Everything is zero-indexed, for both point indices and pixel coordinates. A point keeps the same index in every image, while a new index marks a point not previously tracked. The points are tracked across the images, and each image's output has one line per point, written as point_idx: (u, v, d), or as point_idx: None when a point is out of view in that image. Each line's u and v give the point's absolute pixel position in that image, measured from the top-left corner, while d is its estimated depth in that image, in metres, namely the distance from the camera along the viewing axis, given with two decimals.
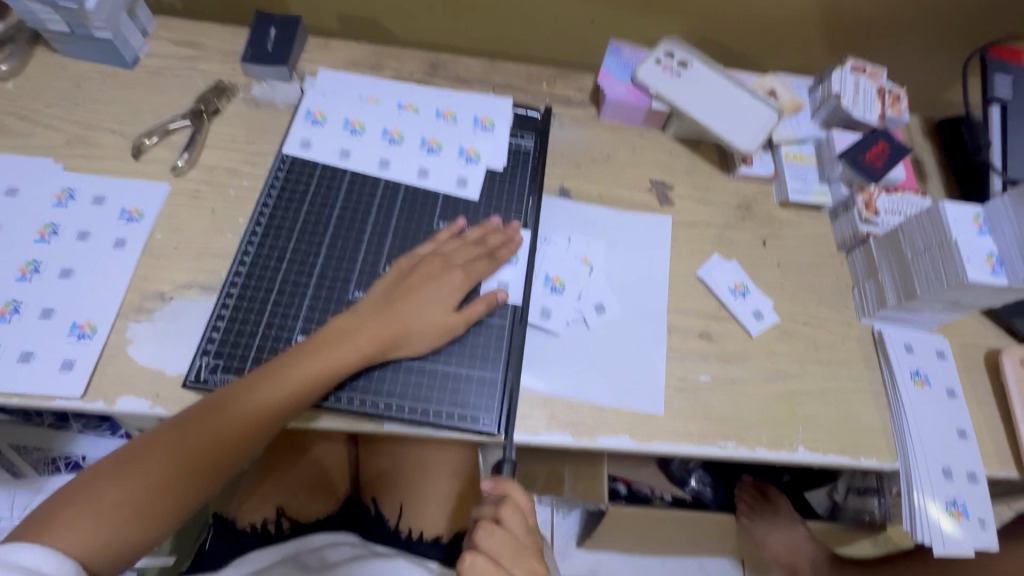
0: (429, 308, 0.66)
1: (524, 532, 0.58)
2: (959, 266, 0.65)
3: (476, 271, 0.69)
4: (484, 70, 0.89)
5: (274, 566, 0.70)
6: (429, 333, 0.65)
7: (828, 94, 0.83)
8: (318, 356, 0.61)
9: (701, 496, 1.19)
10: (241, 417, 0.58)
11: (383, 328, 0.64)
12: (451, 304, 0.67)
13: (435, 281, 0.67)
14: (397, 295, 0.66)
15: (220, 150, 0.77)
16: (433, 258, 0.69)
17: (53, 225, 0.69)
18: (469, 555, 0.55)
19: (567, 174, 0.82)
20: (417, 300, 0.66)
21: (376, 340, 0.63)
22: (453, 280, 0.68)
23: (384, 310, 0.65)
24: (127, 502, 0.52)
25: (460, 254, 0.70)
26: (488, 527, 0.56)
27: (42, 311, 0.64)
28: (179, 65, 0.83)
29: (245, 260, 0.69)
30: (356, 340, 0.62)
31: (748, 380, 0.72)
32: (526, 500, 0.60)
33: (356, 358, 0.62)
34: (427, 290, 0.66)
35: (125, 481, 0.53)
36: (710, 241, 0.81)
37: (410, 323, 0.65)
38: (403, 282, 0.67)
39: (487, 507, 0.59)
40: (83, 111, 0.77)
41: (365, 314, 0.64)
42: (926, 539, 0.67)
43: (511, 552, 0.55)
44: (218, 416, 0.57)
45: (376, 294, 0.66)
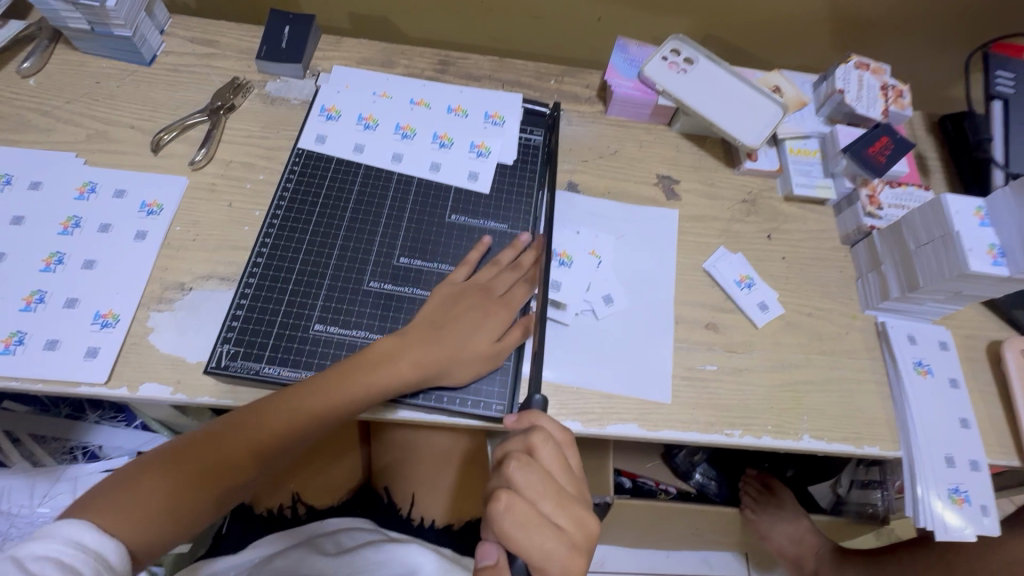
0: (475, 335, 0.66)
1: (560, 466, 0.53)
2: (962, 257, 0.66)
3: (516, 297, 0.70)
4: (493, 67, 0.91)
5: (291, 548, 0.72)
6: (475, 358, 0.65)
7: (832, 90, 0.84)
8: (367, 371, 0.61)
9: (706, 489, 1.20)
10: (284, 421, 0.58)
11: (431, 355, 0.63)
12: (495, 334, 0.67)
13: (480, 311, 0.67)
14: (444, 323, 0.66)
15: (237, 145, 0.79)
16: (476, 290, 0.69)
17: (75, 218, 0.71)
18: (504, 496, 0.49)
19: (575, 169, 0.84)
20: (464, 328, 0.66)
21: (420, 364, 0.63)
22: (497, 313, 0.68)
23: (433, 336, 0.65)
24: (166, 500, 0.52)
25: (500, 281, 0.71)
26: (524, 461, 0.51)
27: (67, 301, 0.66)
28: (196, 62, 0.84)
29: (263, 251, 0.71)
30: (400, 365, 0.62)
31: (754, 370, 0.74)
32: (560, 432, 0.57)
33: (402, 378, 0.62)
34: (471, 319, 0.67)
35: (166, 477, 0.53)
36: (716, 235, 0.82)
37: (458, 349, 0.65)
38: (446, 309, 0.67)
39: (517, 442, 0.54)
40: (103, 107, 0.79)
41: (412, 341, 0.64)
42: (929, 524, 0.69)
43: (549, 490, 0.51)
44: (261, 426, 0.57)
45: (420, 322, 0.66)
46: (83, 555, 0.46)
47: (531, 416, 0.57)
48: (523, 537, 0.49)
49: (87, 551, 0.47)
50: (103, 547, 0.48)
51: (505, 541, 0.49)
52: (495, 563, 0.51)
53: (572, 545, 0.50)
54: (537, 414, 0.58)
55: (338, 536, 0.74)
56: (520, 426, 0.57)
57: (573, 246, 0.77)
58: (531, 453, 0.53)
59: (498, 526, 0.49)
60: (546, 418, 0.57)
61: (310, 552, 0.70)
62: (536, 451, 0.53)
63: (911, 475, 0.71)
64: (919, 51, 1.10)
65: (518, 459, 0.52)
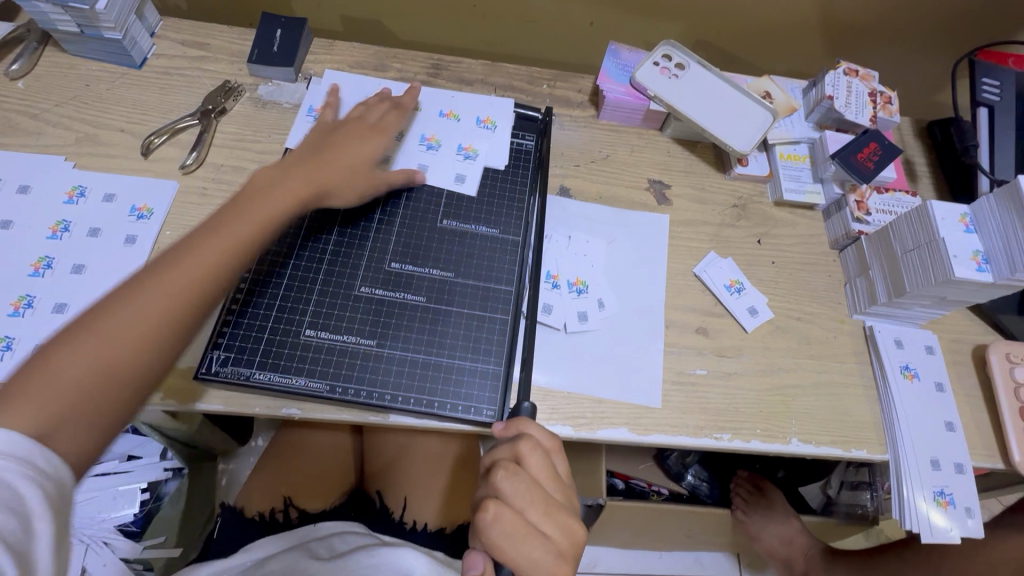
0: (355, 151, 0.72)
1: (547, 475, 0.54)
2: (947, 263, 0.67)
3: (387, 121, 0.77)
4: (486, 71, 0.91)
5: (282, 553, 0.71)
6: (358, 169, 0.72)
7: (821, 96, 0.85)
8: (259, 203, 0.63)
9: (697, 491, 1.22)
10: (197, 270, 0.55)
11: (314, 174, 0.68)
12: (372, 155, 0.73)
13: (356, 137, 0.74)
14: (320, 147, 0.71)
15: (228, 149, 0.79)
16: (354, 122, 0.75)
17: (65, 222, 0.71)
18: (492, 506, 0.50)
19: (567, 174, 0.84)
20: (342, 150, 0.71)
21: (307, 182, 0.67)
22: (373, 137, 0.74)
23: (312, 160, 0.69)
24: (88, 372, 0.47)
25: (371, 115, 0.77)
26: (511, 471, 0.52)
27: (56, 305, 0.66)
28: (187, 66, 0.84)
29: (253, 256, 0.71)
30: (288, 187, 0.66)
31: (743, 374, 0.74)
32: (548, 438, 0.56)
33: (293, 200, 0.65)
34: (348, 142, 0.73)
35: (80, 350, 0.48)
36: (706, 240, 0.83)
37: (339, 164, 0.71)
38: (324, 141, 0.72)
39: (506, 450, 0.54)
40: (93, 110, 0.79)
41: (291, 168, 0.68)
42: (913, 526, 0.70)
43: (536, 498, 0.51)
44: (172, 282, 0.53)
45: (299, 152, 0.71)
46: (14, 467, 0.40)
47: (520, 424, 0.56)
48: (511, 547, 0.50)
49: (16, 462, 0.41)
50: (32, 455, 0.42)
51: (493, 551, 0.50)
52: (482, 575, 0.50)
53: (558, 554, 0.51)
54: (526, 422, 0.57)
55: (331, 540, 0.73)
56: (509, 434, 0.56)
57: (497, 113, 0.85)
58: (518, 462, 0.53)
59: (487, 536, 0.50)
60: (534, 425, 0.56)
61: (302, 557, 0.69)
62: (524, 460, 0.53)
63: (897, 477, 0.72)
64: (907, 57, 1.11)
65: (506, 469, 0.52)
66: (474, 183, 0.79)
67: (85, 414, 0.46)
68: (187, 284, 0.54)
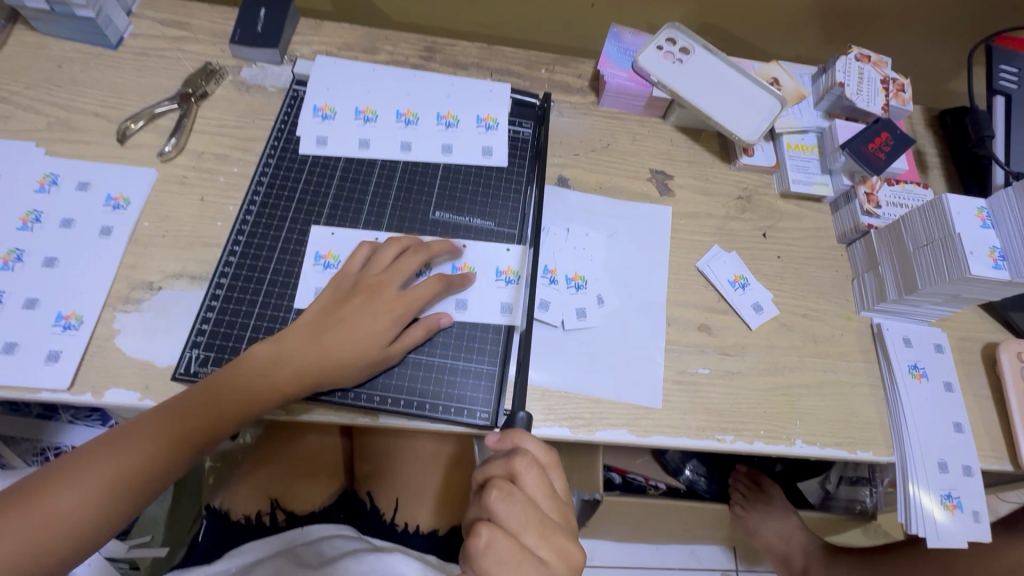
0: (362, 337, 0.60)
1: (543, 493, 0.51)
2: (962, 260, 0.64)
3: (417, 295, 0.63)
4: (481, 55, 0.87)
5: (269, 558, 0.70)
6: (363, 362, 0.60)
7: (832, 83, 0.81)
8: (246, 381, 0.58)
9: (695, 485, 1.19)
10: (180, 426, 0.56)
11: (310, 364, 0.59)
12: (386, 336, 0.61)
13: (370, 310, 0.61)
14: (324, 325, 0.60)
15: (210, 135, 0.75)
16: (368, 286, 0.62)
17: (36, 212, 0.67)
18: (484, 530, 0.48)
19: (566, 163, 0.81)
20: (347, 331, 0.60)
21: (299, 374, 0.58)
22: (391, 311, 0.62)
23: (309, 343, 0.59)
24: (53, 521, 0.50)
25: (401, 271, 0.64)
26: (505, 492, 0.49)
27: (26, 301, 0.62)
28: (166, 46, 0.80)
29: (235, 250, 0.68)
30: (277, 375, 0.58)
31: (747, 373, 0.72)
32: (542, 451, 0.54)
33: (282, 391, 0.58)
34: (360, 317, 0.61)
35: (62, 488, 0.51)
36: (710, 233, 0.80)
37: (341, 355, 0.59)
38: (335, 308, 0.62)
39: (499, 467, 0.52)
40: (66, 93, 0.74)
41: (288, 347, 0.59)
42: (920, 531, 0.68)
43: (531, 519, 0.49)
44: (151, 441, 0.55)
45: (307, 321, 0.61)
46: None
47: (514, 437, 0.54)
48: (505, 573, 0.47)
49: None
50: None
51: None
52: None
53: None
54: (521, 434, 0.54)
55: (319, 546, 0.71)
56: (502, 448, 0.54)
57: (511, 257, 0.71)
58: (513, 481, 0.51)
59: (479, 561, 0.47)
60: (528, 438, 0.54)
61: (289, 563, 0.68)
62: (519, 478, 0.50)
63: (903, 479, 0.70)
64: (918, 43, 1.08)
65: (499, 488, 0.49)
66: (518, 310, 0.68)
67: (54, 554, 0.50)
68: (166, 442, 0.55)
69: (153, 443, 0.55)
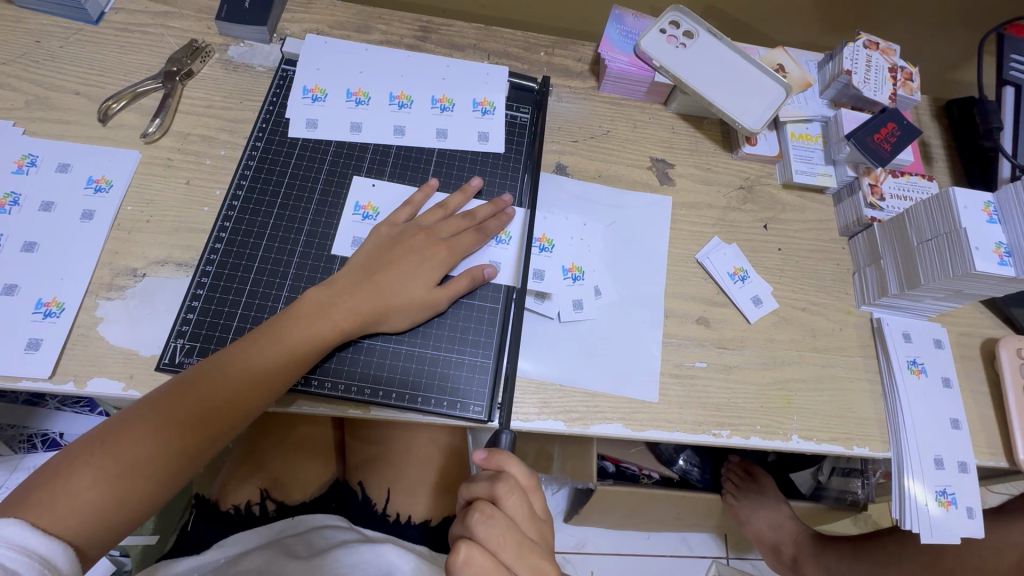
0: (411, 283, 0.63)
1: (525, 515, 0.51)
2: (968, 256, 0.63)
3: (461, 245, 0.66)
4: (478, 36, 0.84)
5: (259, 549, 0.69)
6: (411, 307, 0.62)
7: (838, 70, 0.79)
8: (295, 326, 0.58)
9: (689, 475, 1.17)
10: (233, 382, 0.55)
11: (362, 303, 0.61)
12: (433, 279, 0.64)
13: (418, 255, 0.64)
14: (375, 269, 0.63)
15: (195, 116, 0.72)
16: (416, 232, 0.66)
17: (14, 195, 0.64)
18: (464, 547, 0.48)
19: (565, 150, 0.78)
20: (398, 274, 0.63)
21: (353, 316, 0.60)
22: (437, 255, 0.65)
23: (362, 284, 0.61)
24: (100, 481, 0.49)
25: (445, 228, 0.67)
26: (487, 515, 0.50)
27: (5, 287, 0.60)
28: (149, 22, 0.77)
29: (222, 236, 0.66)
30: (334, 315, 0.60)
31: (745, 367, 0.71)
32: (526, 476, 0.54)
33: (336, 331, 0.59)
34: (410, 262, 0.64)
35: (116, 446, 0.50)
36: (710, 223, 0.78)
37: (392, 297, 0.62)
38: (383, 255, 0.64)
39: (483, 487, 0.52)
40: (44, 70, 0.71)
41: (343, 290, 0.61)
42: (915, 527, 0.67)
43: (510, 541, 0.49)
44: (211, 391, 0.54)
45: (355, 266, 0.63)
46: (30, 561, 0.44)
47: (499, 458, 0.53)
48: None
49: (32, 555, 0.44)
50: (51, 552, 0.45)
51: None
52: None
53: None
54: (507, 455, 0.54)
55: (311, 536, 0.71)
56: (489, 467, 0.53)
57: (513, 222, 0.71)
58: (495, 502, 0.51)
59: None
60: (514, 461, 0.53)
61: (281, 554, 0.67)
62: (501, 501, 0.51)
63: (899, 474, 0.69)
64: (926, 30, 1.05)
65: (481, 511, 0.50)
66: (511, 272, 0.69)
67: (107, 513, 0.49)
68: (221, 398, 0.55)
69: (204, 400, 0.54)
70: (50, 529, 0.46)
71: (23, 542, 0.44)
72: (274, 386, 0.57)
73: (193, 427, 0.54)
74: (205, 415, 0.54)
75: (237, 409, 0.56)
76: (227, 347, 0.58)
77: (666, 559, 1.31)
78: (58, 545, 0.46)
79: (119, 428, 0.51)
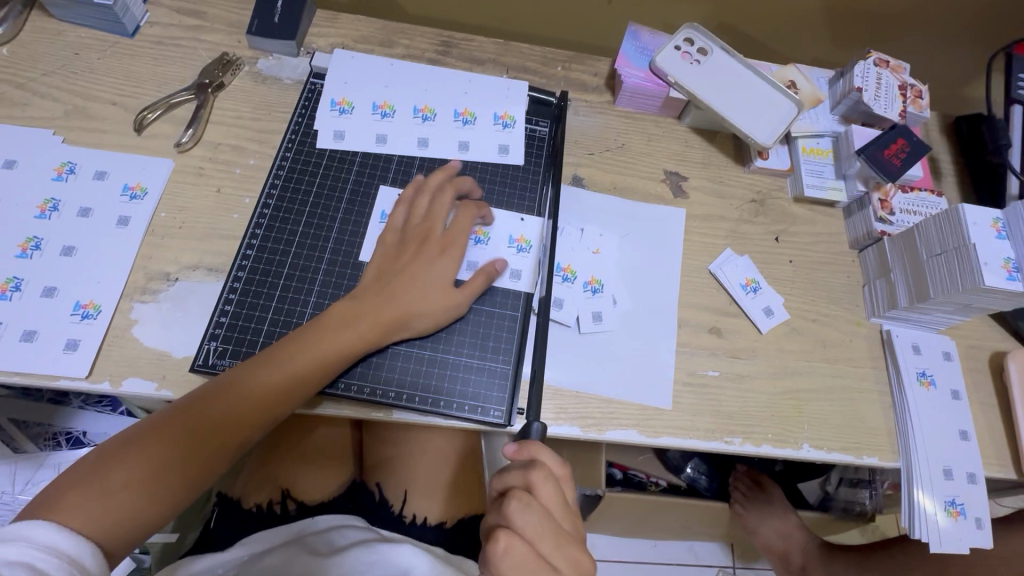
0: (428, 287, 0.65)
1: (558, 504, 0.53)
2: (976, 271, 0.65)
3: (473, 245, 0.68)
4: (497, 51, 0.87)
5: (279, 548, 0.71)
6: (429, 312, 0.64)
7: (850, 88, 0.81)
8: (320, 334, 0.60)
9: (696, 483, 1.18)
10: (259, 388, 0.57)
11: (384, 310, 0.63)
12: (448, 281, 0.66)
13: (436, 260, 0.66)
14: (395, 276, 0.65)
15: (225, 127, 0.75)
16: (432, 237, 0.68)
17: (54, 201, 0.67)
18: (503, 535, 0.49)
19: (581, 162, 0.81)
20: (416, 280, 0.65)
21: (378, 323, 0.62)
22: (450, 257, 0.67)
23: (385, 292, 0.64)
24: (130, 482, 0.51)
25: (459, 231, 0.68)
26: (524, 502, 0.51)
27: (45, 290, 0.63)
28: (182, 35, 0.80)
29: (253, 243, 0.68)
30: (360, 323, 0.62)
31: (756, 376, 0.72)
32: (558, 465, 0.56)
33: (361, 338, 0.62)
34: (426, 267, 0.66)
35: (146, 448, 0.52)
36: (723, 235, 0.80)
37: (413, 302, 0.64)
38: (403, 262, 0.66)
39: (517, 477, 0.54)
40: (82, 81, 0.74)
41: (368, 298, 0.63)
42: (923, 536, 0.68)
43: (547, 528, 0.51)
44: (238, 396, 0.57)
45: (377, 274, 0.65)
46: (58, 560, 0.45)
47: (532, 449, 0.55)
48: None
49: (62, 555, 0.45)
50: (81, 552, 0.46)
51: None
52: None
53: None
54: (537, 446, 0.56)
55: (331, 536, 0.73)
56: (520, 458, 0.55)
57: (531, 229, 0.74)
58: (530, 491, 0.52)
59: (497, 563, 0.49)
60: (546, 451, 0.56)
61: (301, 550, 0.69)
62: (535, 490, 0.52)
63: (908, 483, 0.70)
64: (935, 48, 1.07)
65: (518, 499, 0.51)
66: (530, 281, 0.71)
67: (136, 513, 0.51)
68: (248, 403, 0.57)
69: (231, 406, 0.56)
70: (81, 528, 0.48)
71: (51, 542, 0.45)
72: (299, 392, 0.59)
73: (219, 431, 0.56)
74: (233, 420, 0.56)
75: (263, 415, 0.58)
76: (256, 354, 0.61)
77: (672, 567, 1.31)
78: (87, 545, 0.47)
79: (153, 431, 0.54)
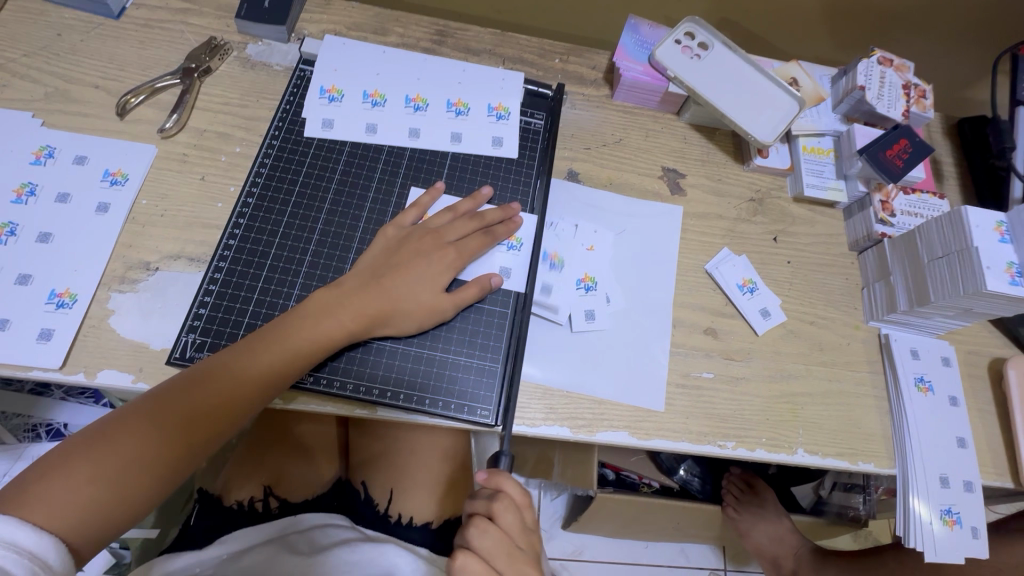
0: (417, 288, 0.63)
1: (520, 529, 0.53)
2: (978, 276, 0.63)
3: (468, 249, 0.67)
4: (494, 41, 0.85)
5: (258, 547, 0.69)
6: (416, 313, 0.63)
7: (852, 85, 0.79)
8: (298, 328, 0.59)
9: (689, 485, 1.17)
10: (234, 379, 0.56)
11: (368, 305, 0.61)
12: (440, 285, 0.64)
13: (426, 259, 0.65)
14: (383, 272, 0.63)
15: (211, 113, 0.73)
16: (425, 235, 0.66)
17: (31, 185, 0.65)
18: (458, 558, 0.50)
19: (577, 157, 0.79)
20: (404, 279, 0.63)
21: (360, 317, 0.60)
22: (444, 260, 0.65)
23: (368, 286, 0.62)
24: (96, 477, 0.49)
25: (453, 231, 0.67)
26: (481, 527, 0.51)
27: (19, 277, 0.61)
28: (169, 18, 0.77)
29: (236, 233, 0.66)
30: (340, 316, 0.60)
31: (751, 379, 0.71)
32: (523, 495, 0.54)
33: (342, 332, 0.60)
34: (416, 267, 0.64)
35: (114, 440, 0.51)
36: (721, 234, 0.78)
37: (399, 299, 0.62)
38: (392, 258, 0.65)
39: (480, 501, 0.54)
40: (64, 62, 0.72)
41: (350, 291, 0.61)
42: (918, 545, 0.67)
43: (504, 552, 0.50)
44: (212, 387, 0.55)
45: (365, 268, 0.64)
46: (18, 558, 0.43)
47: (498, 473, 0.55)
48: None
49: (22, 552, 0.44)
50: (41, 548, 0.45)
51: None
52: None
53: None
54: (505, 471, 0.55)
55: (312, 534, 0.71)
56: (486, 481, 0.55)
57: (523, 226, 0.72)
58: (491, 515, 0.53)
59: None
60: (513, 476, 0.55)
61: (281, 551, 0.67)
62: (497, 514, 0.52)
63: (903, 491, 0.69)
64: (940, 49, 1.05)
65: (476, 525, 0.52)
66: (521, 278, 0.69)
67: (102, 508, 0.49)
68: (223, 394, 0.55)
69: (205, 397, 0.54)
70: (45, 523, 0.46)
71: (11, 538, 0.44)
72: (276, 385, 0.57)
73: (193, 424, 0.54)
74: (206, 412, 0.54)
75: (238, 406, 0.56)
76: (233, 344, 0.59)
77: (663, 569, 1.30)
78: (49, 542, 0.45)
79: (120, 424, 0.52)
